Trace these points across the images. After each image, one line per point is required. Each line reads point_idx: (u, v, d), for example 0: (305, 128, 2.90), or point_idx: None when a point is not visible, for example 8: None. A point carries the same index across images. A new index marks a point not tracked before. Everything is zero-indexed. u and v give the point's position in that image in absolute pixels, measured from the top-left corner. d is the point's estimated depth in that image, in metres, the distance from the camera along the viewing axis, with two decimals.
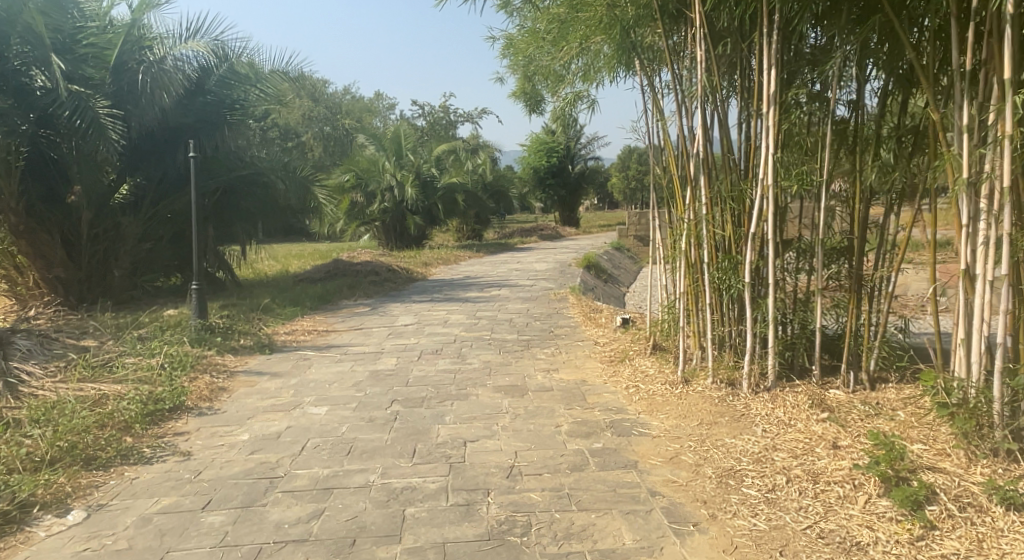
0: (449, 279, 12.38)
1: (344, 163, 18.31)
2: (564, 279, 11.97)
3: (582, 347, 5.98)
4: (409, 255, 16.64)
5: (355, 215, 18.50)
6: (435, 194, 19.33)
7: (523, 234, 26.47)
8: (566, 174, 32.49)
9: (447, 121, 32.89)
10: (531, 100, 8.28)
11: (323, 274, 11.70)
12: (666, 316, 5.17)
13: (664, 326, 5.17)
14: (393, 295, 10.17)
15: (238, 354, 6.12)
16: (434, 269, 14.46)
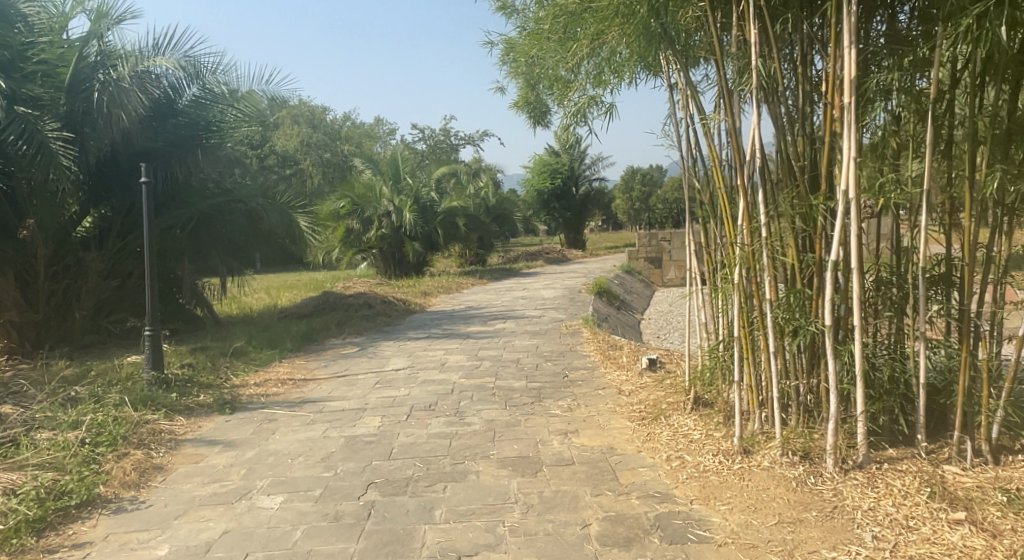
0: (450, 311, 11.39)
1: (339, 189, 17.42)
2: (574, 308, 10.98)
3: (604, 399, 4.97)
4: (408, 284, 15.67)
5: (351, 243, 17.58)
6: (435, 220, 18.41)
7: (529, 258, 25.51)
8: (571, 196, 31.64)
9: (448, 144, 32.13)
10: (534, 109, 7.34)
11: (311, 309, 10.71)
12: (710, 363, 4.16)
13: (709, 375, 4.15)
14: (387, 331, 9.18)
15: (193, 415, 5.13)
16: (434, 299, 13.48)
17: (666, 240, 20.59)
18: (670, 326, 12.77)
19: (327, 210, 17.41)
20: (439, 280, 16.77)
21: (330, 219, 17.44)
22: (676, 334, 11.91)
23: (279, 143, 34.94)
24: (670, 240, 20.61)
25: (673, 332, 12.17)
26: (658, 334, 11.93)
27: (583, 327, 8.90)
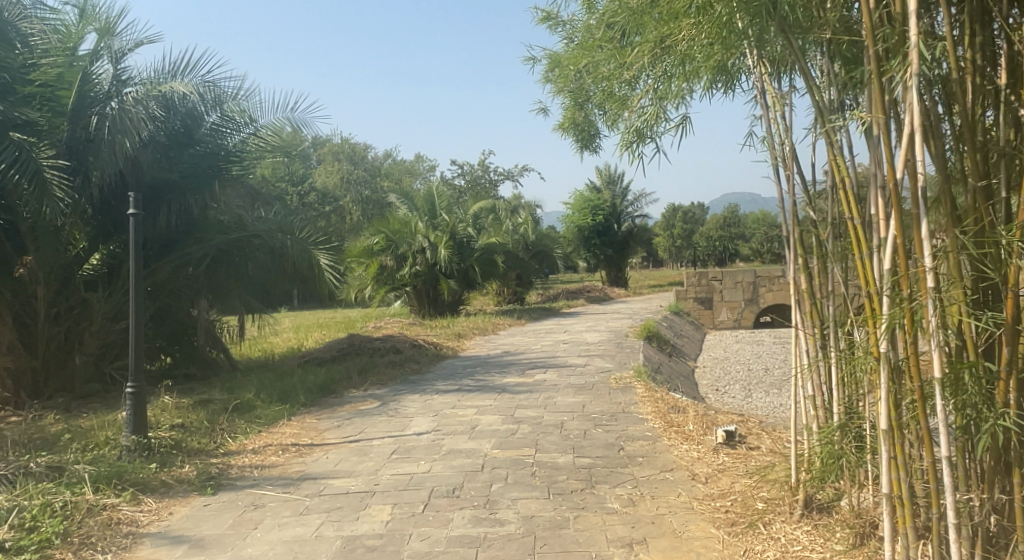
0: (485, 357, 10.41)
1: (372, 225, 16.69)
2: (623, 357, 9.92)
3: (678, 494, 3.89)
4: (441, 325, 14.77)
5: (384, 280, 16.78)
6: (472, 257, 17.53)
7: (570, 297, 24.48)
8: (613, 233, 30.68)
9: (487, 180, 31.53)
10: (583, 129, 6.41)
11: (335, 353, 9.80)
12: (830, 452, 3.17)
13: (829, 468, 3.16)
14: (414, 382, 8.21)
15: (166, 496, 4.20)
16: (468, 342, 12.51)
17: (716, 280, 19.46)
18: (727, 377, 11.61)
19: (360, 246, 16.68)
20: (475, 320, 15.82)
21: (363, 256, 16.66)
22: (735, 386, 10.77)
23: (318, 179, 34.72)
24: (721, 279, 19.47)
25: (731, 383, 11.01)
26: (716, 386, 10.79)
27: (636, 381, 7.83)
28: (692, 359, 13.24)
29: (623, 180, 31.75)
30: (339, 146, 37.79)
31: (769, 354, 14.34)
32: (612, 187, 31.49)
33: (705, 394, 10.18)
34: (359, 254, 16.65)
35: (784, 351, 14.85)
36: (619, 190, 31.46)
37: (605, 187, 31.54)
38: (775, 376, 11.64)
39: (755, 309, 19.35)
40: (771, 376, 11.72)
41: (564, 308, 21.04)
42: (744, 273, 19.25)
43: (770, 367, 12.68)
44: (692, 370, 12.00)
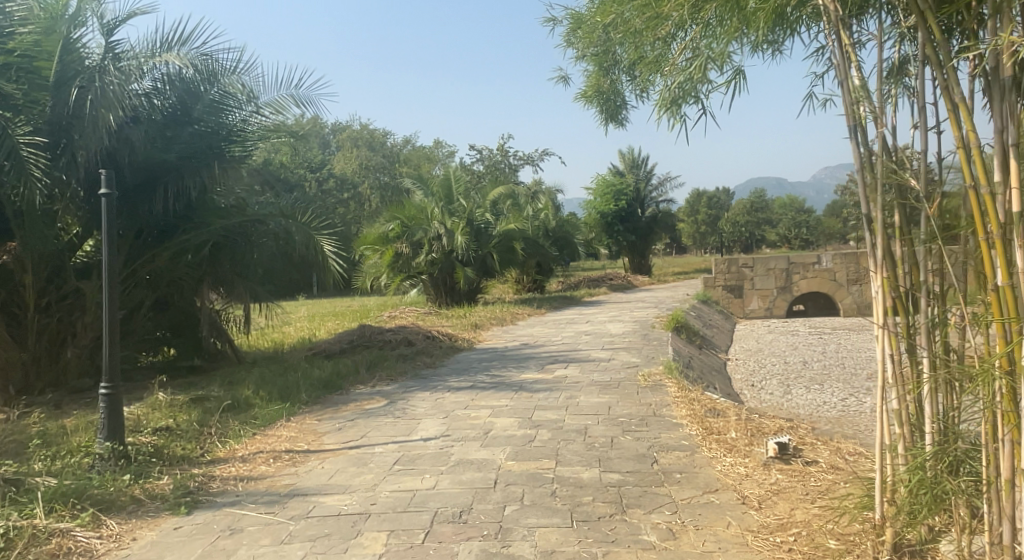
0: (503, 350, 9.83)
1: (388, 211, 16.23)
2: (651, 350, 9.30)
3: (725, 531, 3.33)
4: (458, 315, 14.23)
5: (400, 268, 16.26)
6: (490, 243, 16.95)
7: (592, 285, 23.80)
8: (637, 218, 29.91)
9: (507, 164, 30.88)
10: (608, 98, 5.85)
11: (344, 345, 9.24)
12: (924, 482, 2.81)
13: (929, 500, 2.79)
14: (427, 378, 7.65)
15: (135, 515, 3.69)
16: (486, 334, 11.96)
17: (746, 266, 18.72)
18: (761, 371, 10.95)
19: (376, 233, 16.21)
20: (494, 309, 15.24)
21: (378, 243, 16.26)
22: (771, 382, 10.10)
23: (336, 165, 34.23)
24: (751, 266, 18.73)
25: (767, 378, 10.34)
26: (751, 381, 10.13)
27: (667, 379, 7.20)
28: (723, 351, 12.58)
29: (647, 164, 30.99)
30: (358, 131, 37.27)
31: (804, 345, 13.62)
32: (636, 171, 30.92)
33: (739, 390, 9.53)
34: (373, 241, 16.21)
35: (819, 342, 14.11)
36: (643, 175, 30.71)
37: (629, 171, 30.92)
38: (813, 370, 10.96)
39: (788, 298, 18.59)
40: (808, 369, 11.04)
41: (586, 297, 20.38)
42: (777, 260, 18.50)
43: (807, 359, 11.98)
44: (724, 363, 11.34)
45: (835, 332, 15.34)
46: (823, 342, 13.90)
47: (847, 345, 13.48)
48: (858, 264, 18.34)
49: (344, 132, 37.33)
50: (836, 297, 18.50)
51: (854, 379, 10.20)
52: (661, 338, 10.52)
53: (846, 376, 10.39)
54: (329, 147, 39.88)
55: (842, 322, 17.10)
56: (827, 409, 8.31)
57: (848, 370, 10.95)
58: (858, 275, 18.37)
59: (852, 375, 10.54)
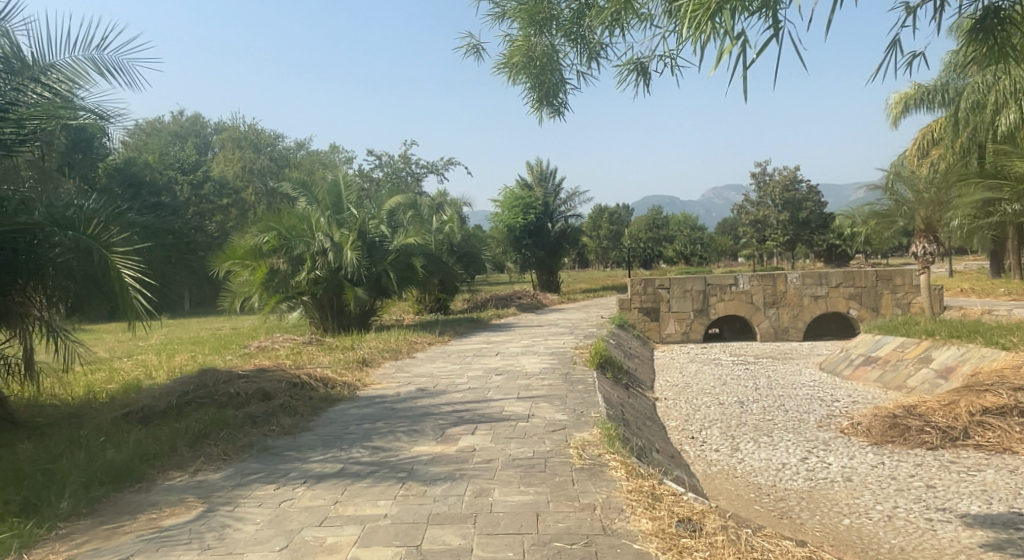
0: (390, 401, 7.72)
1: (261, 220, 13.79)
2: (575, 401, 7.45)
3: None
4: (344, 345, 12.00)
5: (276, 288, 13.78)
6: (386, 260, 14.56)
7: (500, 304, 22.00)
8: (545, 232, 28.39)
9: (408, 172, 28.66)
10: (536, 64, 4.27)
11: (170, 399, 6.87)
12: None
13: None
14: (276, 460, 5.48)
15: None
16: (373, 372, 9.83)
17: (663, 287, 17.37)
18: (698, 417, 9.34)
19: (246, 246, 13.72)
20: (386, 337, 13.03)
21: (249, 258, 13.75)
22: (713, 432, 8.48)
23: (217, 168, 31.15)
24: (668, 287, 17.38)
25: (706, 427, 8.72)
26: (691, 432, 8.47)
27: (608, 456, 5.31)
28: (650, 389, 10.96)
29: (554, 177, 29.67)
30: (243, 133, 34.29)
31: (734, 379, 12.19)
32: (542, 185, 29.53)
33: (680, 446, 7.84)
34: (243, 256, 13.69)
35: (749, 373, 12.76)
36: (552, 189, 29.43)
37: (536, 184, 29.46)
38: (754, 414, 9.44)
39: (705, 321, 17.33)
40: (748, 412, 9.52)
41: (493, 318, 18.51)
42: (693, 281, 17.28)
43: (742, 398, 10.49)
44: (654, 409, 9.67)
45: (761, 360, 14.04)
46: (753, 374, 12.52)
47: (779, 377, 12.13)
48: (774, 286, 17.27)
49: (227, 133, 34.20)
50: (753, 321, 17.36)
51: (804, 425, 8.69)
52: (582, 381, 8.72)
53: (793, 421, 8.88)
54: (211, 149, 36.50)
55: (763, 348, 15.92)
56: (791, 477, 6.69)
57: (793, 411, 9.48)
58: (775, 298, 17.28)
59: (800, 418, 9.05)
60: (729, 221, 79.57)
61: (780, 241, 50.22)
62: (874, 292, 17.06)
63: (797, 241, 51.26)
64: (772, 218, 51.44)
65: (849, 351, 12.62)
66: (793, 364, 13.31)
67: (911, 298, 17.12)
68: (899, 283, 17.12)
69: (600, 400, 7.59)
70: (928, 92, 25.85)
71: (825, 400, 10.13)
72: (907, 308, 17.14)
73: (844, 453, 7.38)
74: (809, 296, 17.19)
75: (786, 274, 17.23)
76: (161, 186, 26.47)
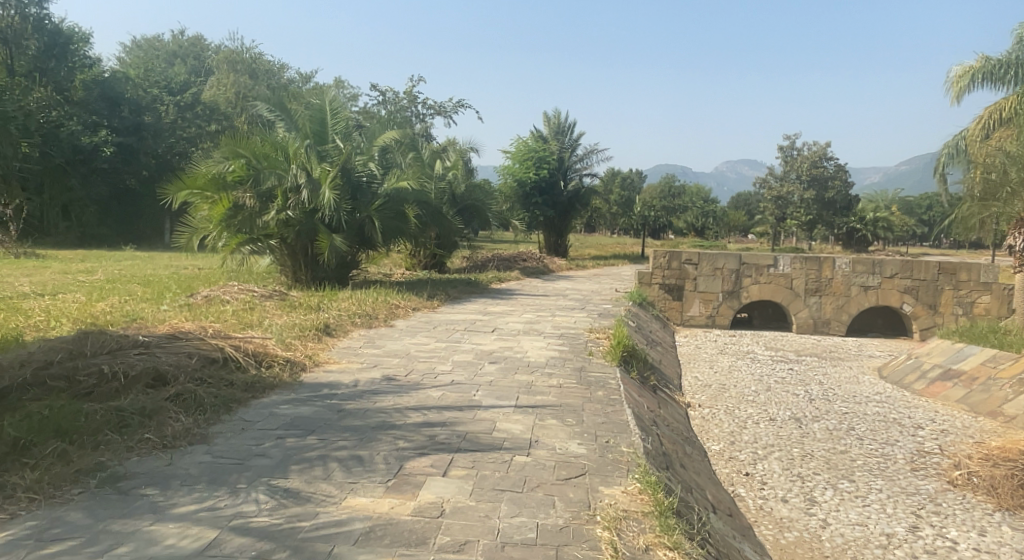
0: (342, 398, 5.57)
1: (225, 143, 11.54)
2: (598, 422, 5.30)
3: None
4: (309, 304, 9.84)
5: (239, 228, 11.49)
6: (372, 205, 12.32)
7: (503, 265, 19.83)
8: (557, 191, 26.04)
9: (414, 112, 26.16)
10: None
11: (11, 375, 4.70)
12: None
13: None
14: (117, 509, 3.35)
15: None
16: (334, 344, 7.70)
17: (690, 262, 15.16)
18: (747, 438, 7.20)
19: (208, 174, 11.46)
20: (361, 296, 10.85)
21: (210, 189, 11.45)
22: (772, 467, 6.35)
23: (207, 91, 28.61)
24: (695, 263, 15.15)
25: (762, 457, 6.60)
26: (744, 464, 6.34)
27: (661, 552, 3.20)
28: (680, 392, 8.83)
29: (572, 131, 27.14)
30: (239, 55, 31.73)
31: (779, 382, 10.04)
32: (559, 138, 27.07)
33: (733, 491, 5.72)
34: (203, 185, 11.44)
35: (794, 375, 10.61)
36: (569, 143, 26.99)
37: (552, 138, 27.02)
38: (819, 439, 7.30)
39: (735, 305, 15.14)
40: (811, 437, 7.39)
41: (494, 281, 16.34)
42: (726, 258, 15.04)
43: (798, 412, 8.35)
44: (690, 422, 7.52)
45: (805, 360, 11.89)
46: (800, 378, 10.38)
47: (833, 386, 10.00)
48: (819, 271, 15.05)
49: (223, 54, 31.54)
50: (790, 309, 15.17)
51: (891, 466, 6.56)
52: (604, 385, 6.56)
53: (875, 458, 6.76)
54: (205, 70, 33.75)
55: (802, 343, 13.77)
56: None
57: (868, 440, 7.35)
58: (818, 285, 15.08)
59: (882, 453, 6.92)
60: (745, 195, 76.76)
61: (802, 219, 47.62)
62: (934, 288, 15.00)
63: (818, 221, 48.83)
64: (795, 195, 48.21)
65: (919, 359, 10.47)
66: (845, 370, 11.16)
67: (975, 297, 14.97)
68: (963, 278, 14.93)
69: (630, 421, 5.44)
70: (998, 66, 23.35)
71: (903, 426, 8.00)
72: (969, 308, 15.02)
73: (969, 525, 5.25)
74: (858, 286, 15.01)
75: (834, 258, 15.01)
76: (143, 105, 23.97)
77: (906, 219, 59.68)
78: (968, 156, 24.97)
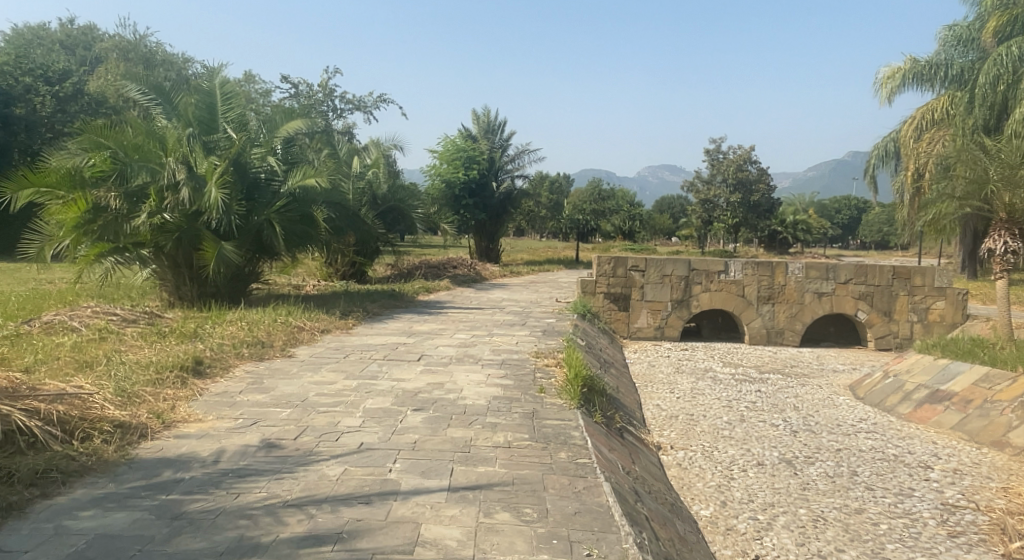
0: (191, 491, 3.78)
1: (84, 131, 9.47)
2: (566, 514, 3.68)
3: None
4: (185, 329, 7.92)
5: (102, 234, 9.45)
6: (272, 207, 10.42)
7: (431, 273, 18.10)
8: (489, 193, 24.47)
9: (330, 106, 24.13)
10: None
11: None
12: None
13: None
14: None
15: None
16: (207, 391, 5.87)
17: (636, 269, 13.83)
18: (739, 495, 5.77)
19: (60, 169, 9.34)
20: (255, 317, 8.95)
21: (63, 187, 9.33)
22: (782, 543, 4.91)
23: (94, 82, 25.70)
24: (642, 270, 13.85)
25: (767, 527, 5.16)
26: (747, 542, 4.88)
27: None
28: (645, 430, 7.36)
29: (501, 130, 25.55)
30: (131, 44, 28.89)
31: (751, 409, 8.69)
32: (489, 138, 25.41)
33: None
34: (55, 182, 9.29)
35: (766, 399, 9.31)
36: (499, 143, 25.41)
37: (482, 137, 25.33)
38: (823, 492, 5.92)
39: (685, 315, 13.88)
40: (812, 488, 6.00)
41: (421, 293, 14.56)
42: (675, 264, 13.77)
43: (786, 452, 6.98)
44: (668, 477, 6.01)
45: (770, 378, 10.64)
46: (773, 403, 9.08)
47: (811, 412, 8.71)
48: (771, 277, 13.90)
49: (112, 42, 28.63)
50: (742, 318, 13.98)
51: (923, 531, 5.20)
52: (564, 442, 4.97)
53: (900, 519, 5.40)
54: (94, 60, 30.53)
55: (760, 357, 12.59)
56: None
57: (878, 489, 6.01)
58: (771, 292, 13.93)
59: (902, 509, 5.58)
60: (669, 198, 77.10)
61: (730, 222, 47.38)
62: (888, 294, 13.99)
63: (743, 224, 48.84)
64: (722, 199, 48.51)
65: (901, 378, 9.31)
66: (816, 390, 9.94)
67: (930, 303, 14.05)
68: (918, 283, 14.01)
69: (611, 505, 3.85)
70: (926, 68, 22.77)
71: (909, 465, 6.71)
72: (924, 314, 14.09)
73: None
74: (811, 293, 13.90)
75: (787, 263, 13.89)
76: (13, 95, 21.09)
77: (823, 222, 60.84)
78: (899, 158, 24.46)
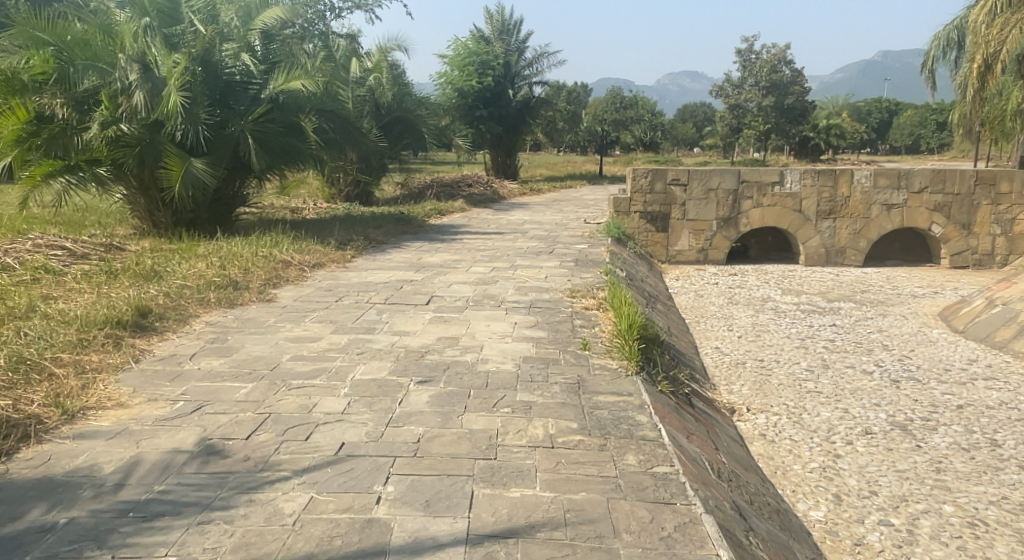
0: (54, 557, 2.40)
1: (19, 25, 8.16)
2: None
3: None
4: (139, 267, 6.62)
5: (51, 148, 8.16)
6: (248, 116, 9.13)
7: (444, 192, 16.49)
8: (504, 102, 22.46)
9: (328, 6, 22.11)
10: None
11: None
12: None
13: None
14: None
15: None
16: (148, 358, 4.46)
17: (678, 183, 12.10)
18: (856, 483, 4.33)
19: None
20: (231, 249, 7.59)
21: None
22: None
23: None
24: (684, 183, 12.10)
25: (909, 537, 3.73)
26: None
27: None
28: (711, 385, 5.88)
29: (518, 31, 23.26)
30: None
31: (831, 350, 7.14)
32: (503, 40, 23.13)
33: None
34: None
35: (845, 334, 7.80)
36: (516, 45, 23.17)
37: (495, 39, 23.01)
38: (966, 474, 4.46)
39: (732, 235, 12.25)
40: (949, 469, 4.54)
41: (433, 215, 12.96)
42: (721, 175, 12.04)
43: (896, 413, 5.48)
44: (755, 460, 4.54)
45: (842, 307, 9.09)
46: (857, 340, 7.55)
47: (907, 350, 7.14)
48: (834, 188, 12.09)
49: None
50: (798, 237, 12.28)
51: None
52: (631, 438, 3.48)
53: None
54: None
55: (823, 281, 10.97)
56: None
57: None
58: (832, 206, 12.14)
59: None
60: (692, 106, 73.75)
61: (761, 128, 44.63)
62: (969, 203, 12.15)
63: (775, 130, 46.11)
64: (752, 103, 45.80)
65: (1013, 306, 7.70)
66: (903, 321, 8.36)
67: (1016, 213, 12.20)
68: (1004, 190, 12.11)
69: None
70: None
71: None
72: (1008, 226, 12.26)
73: None
74: (879, 205, 12.09)
75: (852, 171, 12.05)
76: None
77: (857, 127, 57.70)
78: (961, 48, 21.90)
